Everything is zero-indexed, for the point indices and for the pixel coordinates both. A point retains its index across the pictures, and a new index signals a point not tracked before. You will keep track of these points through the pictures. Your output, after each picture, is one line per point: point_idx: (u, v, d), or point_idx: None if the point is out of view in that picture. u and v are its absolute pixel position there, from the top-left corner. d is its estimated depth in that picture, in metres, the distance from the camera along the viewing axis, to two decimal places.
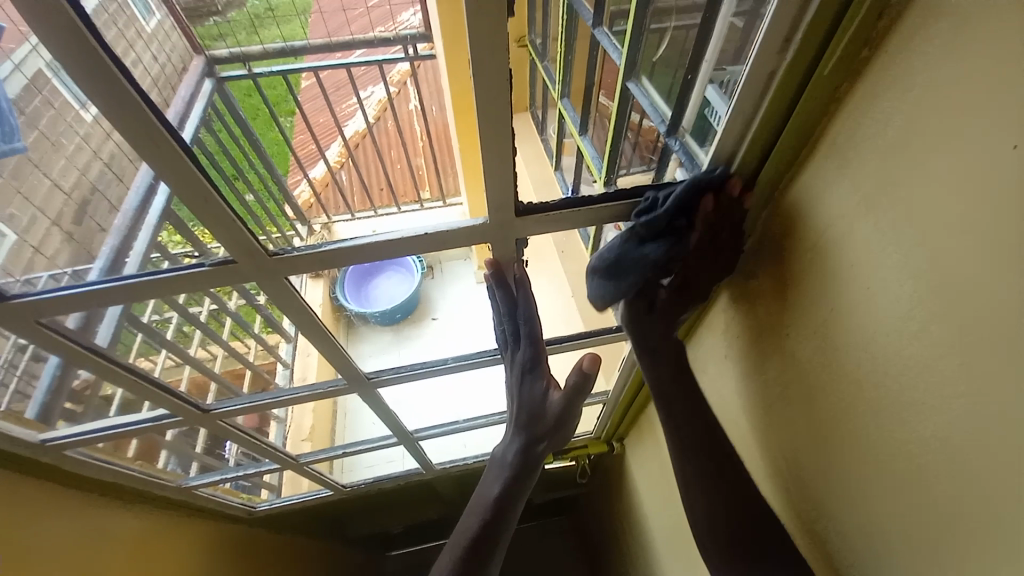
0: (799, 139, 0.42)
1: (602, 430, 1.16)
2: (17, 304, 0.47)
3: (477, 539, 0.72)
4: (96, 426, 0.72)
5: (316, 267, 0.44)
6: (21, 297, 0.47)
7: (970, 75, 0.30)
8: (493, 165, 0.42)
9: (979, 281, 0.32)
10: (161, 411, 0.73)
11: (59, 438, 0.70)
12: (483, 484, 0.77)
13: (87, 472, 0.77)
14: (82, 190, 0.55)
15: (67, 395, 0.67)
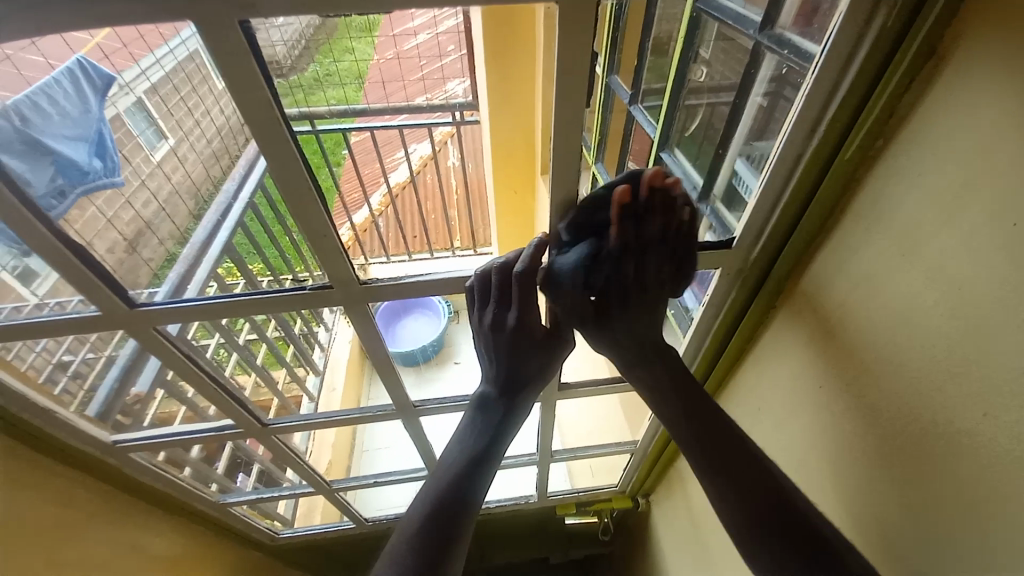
0: (824, 209, 0.48)
1: (628, 484, 1.14)
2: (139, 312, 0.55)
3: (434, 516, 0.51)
4: (159, 433, 0.77)
5: (396, 297, 0.51)
6: (149, 306, 0.55)
7: (971, 163, 0.35)
8: (557, 217, 0.49)
9: (996, 337, 0.36)
10: (225, 421, 0.79)
11: (127, 440, 0.76)
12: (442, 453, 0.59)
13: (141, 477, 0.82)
14: (137, 224, 0.57)
15: (119, 409, 0.74)
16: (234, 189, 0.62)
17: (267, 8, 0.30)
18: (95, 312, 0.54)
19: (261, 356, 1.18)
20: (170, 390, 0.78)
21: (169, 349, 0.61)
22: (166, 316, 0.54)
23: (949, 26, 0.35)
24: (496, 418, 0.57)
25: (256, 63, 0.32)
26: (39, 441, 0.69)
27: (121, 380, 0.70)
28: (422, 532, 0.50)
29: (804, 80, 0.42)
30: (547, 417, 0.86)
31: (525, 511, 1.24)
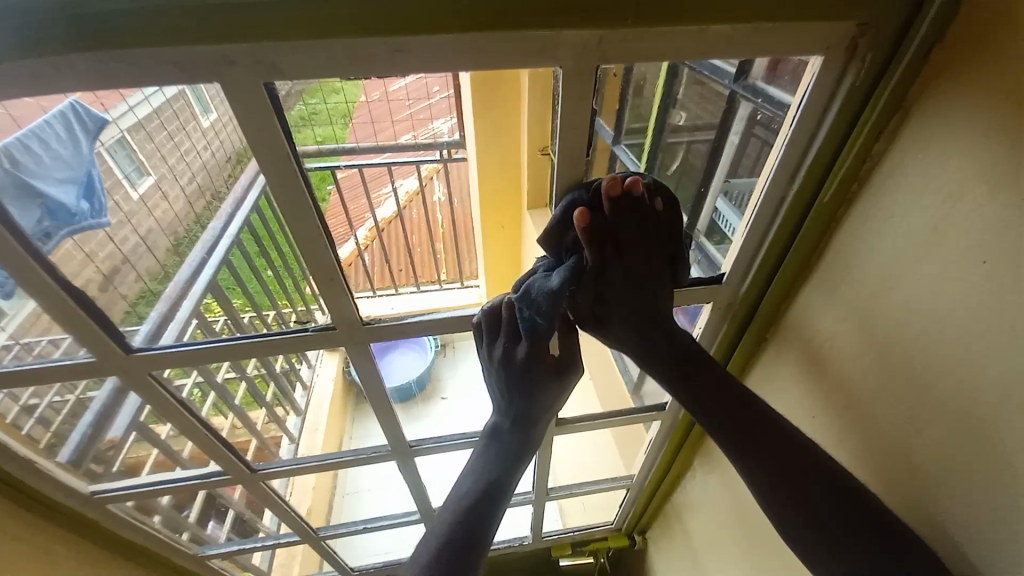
0: (808, 247, 0.52)
1: (624, 521, 1.13)
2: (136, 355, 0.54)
3: (454, 540, 0.51)
4: (144, 480, 0.75)
5: (399, 337, 0.51)
6: (147, 349, 0.54)
7: (941, 208, 0.39)
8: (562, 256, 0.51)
9: (973, 366, 0.39)
10: (211, 467, 0.76)
11: (107, 489, 0.73)
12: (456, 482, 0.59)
13: (118, 529, 0.79)
14: (113, 260, 0.57)
15: (90, 456, 0.70)
16: (221, 227, 0.68)
17: (291, 69, 0.32)
18: (91, 358, 0.53)
19: (240, 395, 1.13)
20: (147, 435, 0.75)
21: (162, 395, 0.60)
22: (163, 359, 0.54)
23: (912, 86, 0.40)
24: (507, 450, 0.59)
25: (279, 121, 0.34)
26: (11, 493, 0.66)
27: (94, 426, 0.67)
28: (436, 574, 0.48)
29: (784, 132, 0.46)
30: (542, 453, 0.85)
31: (519, 554, 1.20)
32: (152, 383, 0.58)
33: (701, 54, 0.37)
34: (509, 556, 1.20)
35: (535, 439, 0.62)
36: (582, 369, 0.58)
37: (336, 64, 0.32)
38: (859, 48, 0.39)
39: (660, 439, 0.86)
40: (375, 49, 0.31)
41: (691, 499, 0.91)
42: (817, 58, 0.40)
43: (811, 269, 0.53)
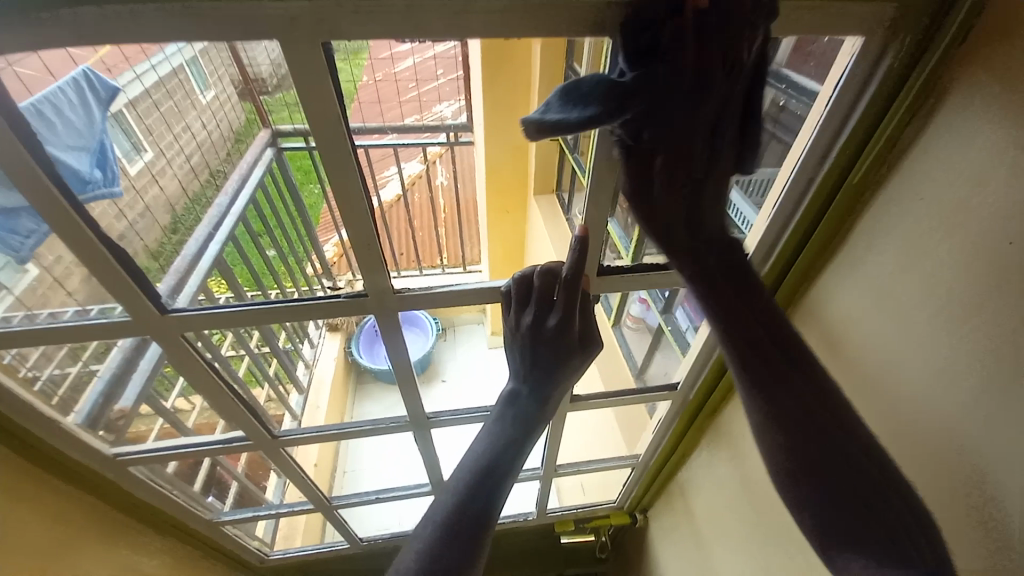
0: (829, 229, 0.53)
1: (626, 499, 1.16)
2: (170, 317, 0.55)
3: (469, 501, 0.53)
4: (163, 445, 0.76)
5: (427, 306, 0.53)
6: (182, 310, 0.55)
7: (965, 190, 0.40)
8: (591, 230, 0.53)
9: (985, 337, 0.41)
10: (232, 433, 0.78)
11: (128, 453, 0.76)
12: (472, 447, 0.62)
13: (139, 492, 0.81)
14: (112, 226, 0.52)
15: (102, 425, 0.71)
16: (227, 202, 0.75)
17: (343, 25, 0.33)
18: (127, 317, 0.55)
19: (242, 372, 1.05)
20: (156, 405, 0.75)
21: (195, 359, 0.61)
22: (195, 322, 0.55)
23: (949, 65, 0.40)
24: (523, 417, 0.60)
25: (330, 81, 0.36)
26: (35, 451, 0.67)
27: (105, 395, 0.68)
28: (445, 533, 0.51)
29: (816, 115, 0.46)
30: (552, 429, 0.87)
31: (523, 528, 1.23)
32: (182, 345, 0.60)
33: None
34: (513, 532, 1.24)
35: (551, 415, 0.62)
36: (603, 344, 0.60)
37: (389, 21, 0.34)
38: (900, 30, 0.40)
39: (668, 418, 0.88)
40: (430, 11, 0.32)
41: (694, 477, 0.94)
42: (857, 39, 0.41)
43: (831, 251, 0.55)
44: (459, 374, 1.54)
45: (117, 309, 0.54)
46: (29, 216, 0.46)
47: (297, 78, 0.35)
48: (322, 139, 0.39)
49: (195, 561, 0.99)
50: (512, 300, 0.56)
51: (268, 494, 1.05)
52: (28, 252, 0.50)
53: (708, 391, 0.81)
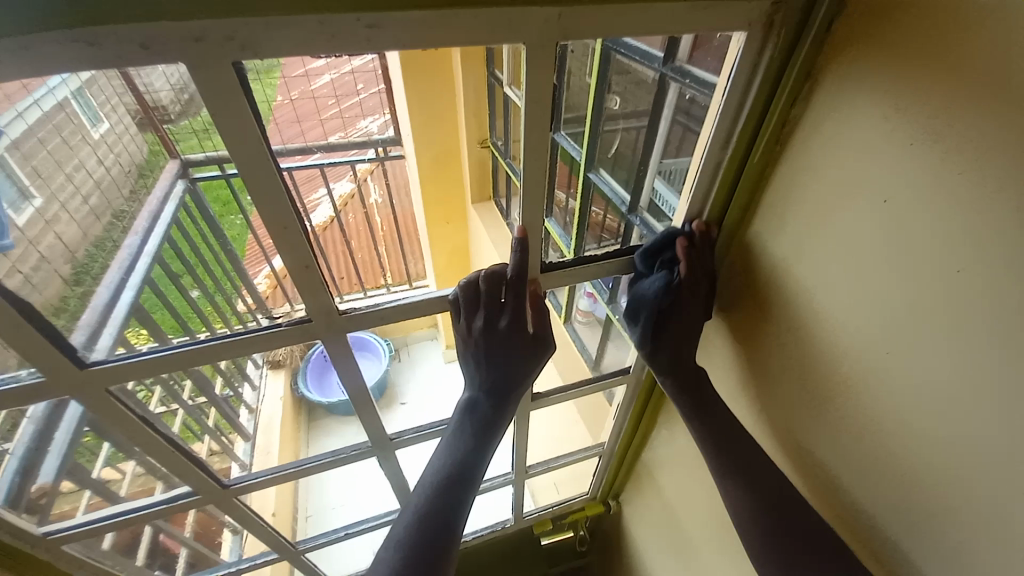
0: (743, 204, 0.59)
1: (599, 489, 1.19)
2: (93, 371, 0.50)
3: (432, 514, 0.57)
4: (102, 514, 0.69)
5: (378, 323, 0.51)
6: (104, 363, 0.50)
7: (848, 158, 0.46)
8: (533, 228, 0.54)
9: (878, 284, 0.48)
10: (178, 489, 0.71)
11: (61, 530, 0.67)
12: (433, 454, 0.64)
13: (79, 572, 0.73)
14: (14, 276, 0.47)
15: (21, 507, 0.63)
16: (139, 243, 0.68)
17: (260, 45, 0.33)
18: (40, 378, 0.49)
19: (176, 426, 0.96)
20: (80, 477, 0.68)
21: (127, 416, 0.56)
22: (122, 373, 0.50)
23: (820, 53, 0.46)
24: (480, 425, 0.61)
25: (249, 101, 0.35)
26: None
27: (25, 470, 0.61)
28: (415, 548, 0.55)
29: (719, 101, 0.51)
30: (519, 431, 0.88)
31: (502, 537, 1.23)
32: (108, 400, 0.54)
33: (642, 29, 0.42)
34: (493, 542, 1.22)
35: (511, 416, 0.63)
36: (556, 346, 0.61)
37: (309, 36, 0.33)
38: (775, 23, 0.45)
39: (627, 402, 0.92)
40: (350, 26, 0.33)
41: (658, 454, 0.98)
42: (741, 34, 0.46)
43: (747, 225, 0.61)
44: (418, 394, 1.51)
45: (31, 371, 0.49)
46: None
47: (215, 99, 0.34)
48: (249, 162, 0.37)
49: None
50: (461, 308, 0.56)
51: (223, 552, 1.00)
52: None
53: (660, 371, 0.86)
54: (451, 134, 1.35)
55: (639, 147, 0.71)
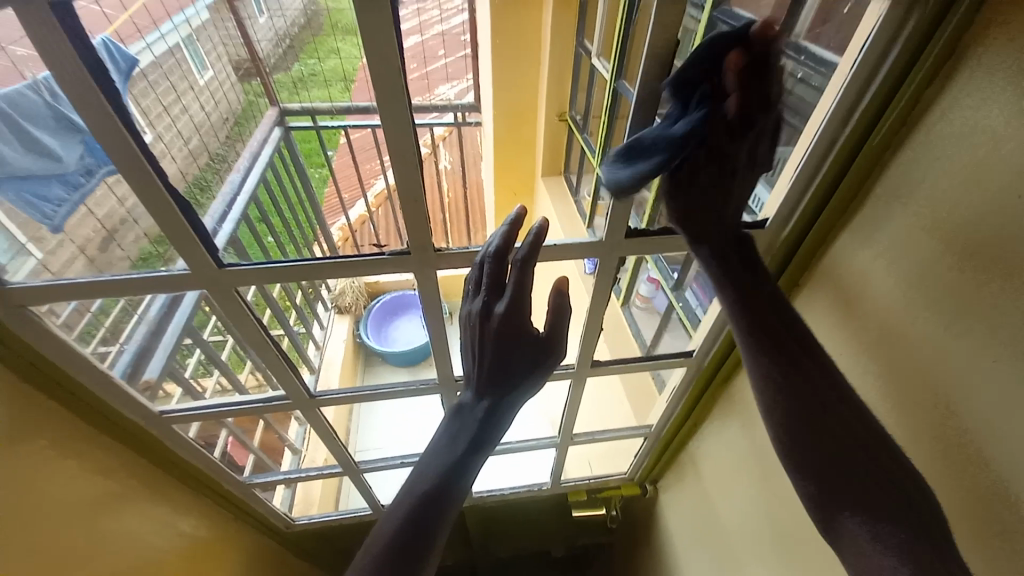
0: (849, 191, 0.56)
1: (637, 471, 1.21)
2: (226, 273, 0.58)
3: (415, 518, 0.60)
4: (210, 403, 0.81)
5: (467, 264, 0.55)
6: (234, 266, 0.58)
7: (983, 143, 0.43)
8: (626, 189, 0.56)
9: (999, 284, 0.44)
10: (272, 392, 0.81)
11: (172, 411, 0.79)
12: (423, 460, 0.64)
13: (178, 450, 0.86)
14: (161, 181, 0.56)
15: (138, 388, 0.75)
16: (239, 180, 0.75)
17: None
18: (186, 271, 0.57)
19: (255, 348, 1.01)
20: (177, 378, 0.82)
21: (243, 314, 0.64)
22: (246, 277, 0.58)
23: (968, 29, 0.43)
24: (472, 430, 0.62)
25: (396, 35, 0.38)
26: (74, 397, 0.71)
27: (135, 362, 0.73)
28: (416, 510, 0.60)
29: (843, 76, 0.49)
30: (571, 395, 0.90)
31: (536, 498, 1.28)
32: (230, 297, 0.62)
33: None
34: (527, 501, 1.28)
35: (504, 422, 0.64)
36: (565, 350, 0.62)
37: None
38: None
39: (683, 388, 0.92)
40: None
41: (705, 444, 0.98)
42: None
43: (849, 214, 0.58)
44: None
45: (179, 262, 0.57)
46: (75, 171, 0.52)
47: (372, 33, 0.37)
48: (386, 94, 0.41)
49: (225, 519, 1.05)
50: (469, 293, 0.60)
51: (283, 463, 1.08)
52: (63, 219, 0.56)
53: (721, 362, 0.85)
54: (531, 106, 1.35)
55: None
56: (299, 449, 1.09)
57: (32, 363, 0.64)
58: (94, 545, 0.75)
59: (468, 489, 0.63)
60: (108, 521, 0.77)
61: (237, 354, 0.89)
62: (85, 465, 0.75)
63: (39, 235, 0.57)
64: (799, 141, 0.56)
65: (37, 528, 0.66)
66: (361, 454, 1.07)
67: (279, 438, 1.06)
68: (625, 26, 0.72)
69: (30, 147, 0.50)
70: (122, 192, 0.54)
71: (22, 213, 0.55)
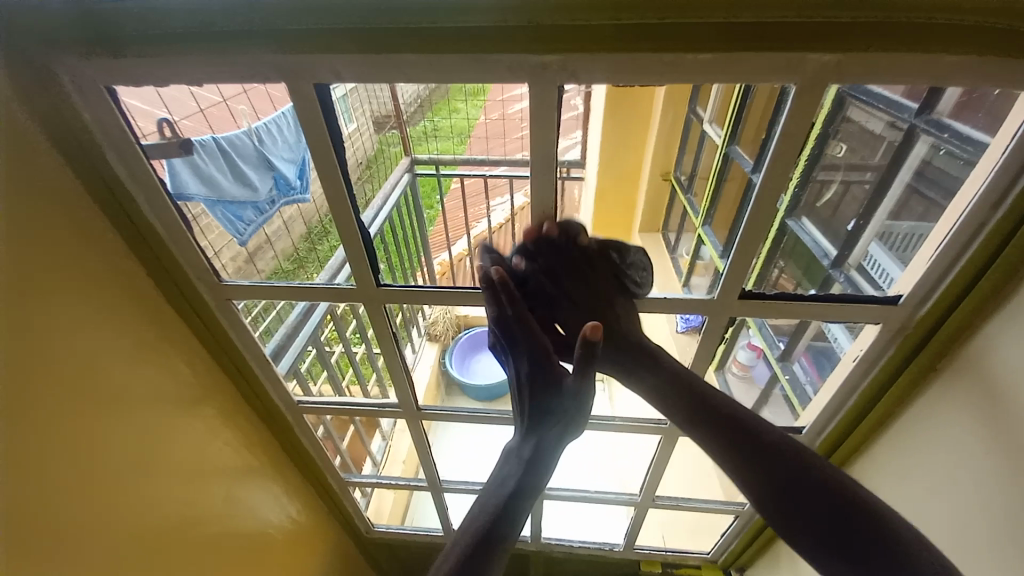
0: (1002, 274, 0.53)
1: (722, 552, 1.11)
2: (379, 290, 0.68)
3: (466, 558, 0.60)
4: (337, 400, 0.94)
5: (583, 305, 0.63)
6: (385, 285, 0.68)
7: None
8: (745, 249, 0.58)
9: None
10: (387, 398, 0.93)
11: (307, 402, 0.93)
12: (480, 499, 0.67)
13: (303, 438, 1.00)
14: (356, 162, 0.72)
15: (275, 378, 0.87)
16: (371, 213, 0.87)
17: (576, 69, 0.45)
18: (352, 285, 0.68)
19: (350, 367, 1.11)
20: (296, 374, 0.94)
21: (386, 328, 0.75)
22: (391, 296, 0.68)
23: None
24: (523, 465, 0.65)
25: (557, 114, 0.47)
26: (241, 378, 0.86)
27: (275, 352, 0.86)
28: (465, 555, 0.60)
29: (992, 162, 0.48)
30: (660, 451, 0.88)
31: (605, 560, 1.22)
32: (380, 312, 0.73)
33: (914, 76, 0.44)
34: (596, 561, 1.23)
35: (552, 459, 0.66)
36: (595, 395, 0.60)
37: (616, 69, 0.44)
38: None
39: None
40: (651, 62, 0.43)
41: None
42: None
43: (1004, 297, 0.54)
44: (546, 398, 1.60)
45: (342, 276, 0.71)
46: (264, 200, 0.71)
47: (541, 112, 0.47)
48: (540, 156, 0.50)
49: (318, 510, 1.16)
50: (501, 354, 0.67)
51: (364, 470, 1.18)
52: (248, 234, 0.72)
53: (836, 446, 0.79)
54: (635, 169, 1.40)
55: (859, 204, 0.66)
56: (378, 461, 1.21)
57: (222, 344, 0.80)
58: (232, 509, 0.88)
59: (517, 533, 0.63)
60: (245, 490, 0.91)
61: (344, 358, 1.04)
62: (237, 438, 0.89)
63: (225, 246, 0.71)
64: (939, 221, 0.55)
65: (202, 481, 0.81)
66: (446, 474, 1.14)
67: (363, 448, 1.18)
68: (743, 97, 0.74)
69: (240, 178, 0.68)
70: (295, 214, 0.75)
71: (215, 227, 0.69)
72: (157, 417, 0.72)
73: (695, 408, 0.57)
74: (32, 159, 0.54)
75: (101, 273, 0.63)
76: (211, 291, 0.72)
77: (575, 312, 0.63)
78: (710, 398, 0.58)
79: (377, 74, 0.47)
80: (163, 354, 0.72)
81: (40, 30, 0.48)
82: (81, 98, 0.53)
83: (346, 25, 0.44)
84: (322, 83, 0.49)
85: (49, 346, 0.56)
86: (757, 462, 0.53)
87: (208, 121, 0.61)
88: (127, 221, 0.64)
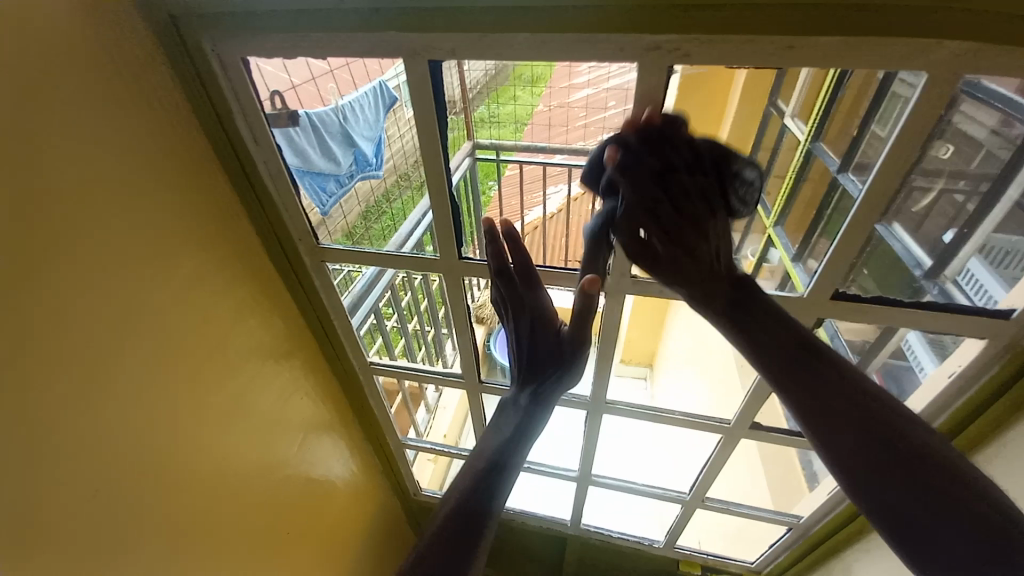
0: None
1: (767, 562, 1.08)
2: (459, 263, 0.72)
3: (458, 510, 0.62)
4: (404, 365, 1.00)
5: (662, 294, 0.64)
6: (466, 258, 0.71)
7: None
8: (843, 247, 0.56)
9: None
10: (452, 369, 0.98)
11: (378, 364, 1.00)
12: (476, 450, 0.69)
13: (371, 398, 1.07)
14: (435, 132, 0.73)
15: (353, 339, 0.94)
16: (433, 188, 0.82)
17: (690, 53, 0.45)
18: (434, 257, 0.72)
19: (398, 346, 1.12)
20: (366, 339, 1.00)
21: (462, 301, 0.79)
22: (470, 269, 0.72)
23: None
24: (519, 418, 0.67)
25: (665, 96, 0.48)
26: (322, 335, 0.93)
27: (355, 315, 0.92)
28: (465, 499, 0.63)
29: None
30: (718, 451, 0.87)
31: (643, 555, 1.22)
32: (459, 285, 0.77)
33: None
34: (633, 554, 1.23)
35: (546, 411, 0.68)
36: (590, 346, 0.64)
37: (732, 51, 0.44)
38: None
39: None
40: (769, 46, 0.43)
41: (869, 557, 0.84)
42: None
43: None
44: None
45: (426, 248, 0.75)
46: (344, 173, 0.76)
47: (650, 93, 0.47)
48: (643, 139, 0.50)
49: (375, 468, 1.24)
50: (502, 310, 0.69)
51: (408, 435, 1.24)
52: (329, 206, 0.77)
53: None
54: None
55: (955, 213, 0.59)
56: (422, 431, 1.26)
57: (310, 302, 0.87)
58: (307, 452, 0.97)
59: (511, 481, 0.65)
60: (319, 437, 1.00)
61: (396, 329, 1.10)
62: (316, 391, 0.97)
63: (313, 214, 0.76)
64: None
65: (285, 423, 0.90)
66: None
67: (408, 417, 1.23)
68: (831, 93, 0.70)
69: (327, 152, 0.72)
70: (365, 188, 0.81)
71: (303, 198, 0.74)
72: (255, 361, 0.80)
73: (791, 360, 0.52)
74: (176, 124, 0.62)
75: (223, 229, 0.71)
76: (309, 253, 0.78)
77: (672, 242, 0.53)
78: (813, 350, 0.53)
79: (491, 50, 0.50)
80: (263, 306, 0.80)
81: (196, 7, 0.54)
82: (218, 63, 0.59)
83: (467, 5, 0.47)
84: (437, 60, 0.52)
85: (175, 289, 0.65)
86: (846, 417, 0.49)
87: (299, 98, 0.65)
88: (244, 181, 0.70)
